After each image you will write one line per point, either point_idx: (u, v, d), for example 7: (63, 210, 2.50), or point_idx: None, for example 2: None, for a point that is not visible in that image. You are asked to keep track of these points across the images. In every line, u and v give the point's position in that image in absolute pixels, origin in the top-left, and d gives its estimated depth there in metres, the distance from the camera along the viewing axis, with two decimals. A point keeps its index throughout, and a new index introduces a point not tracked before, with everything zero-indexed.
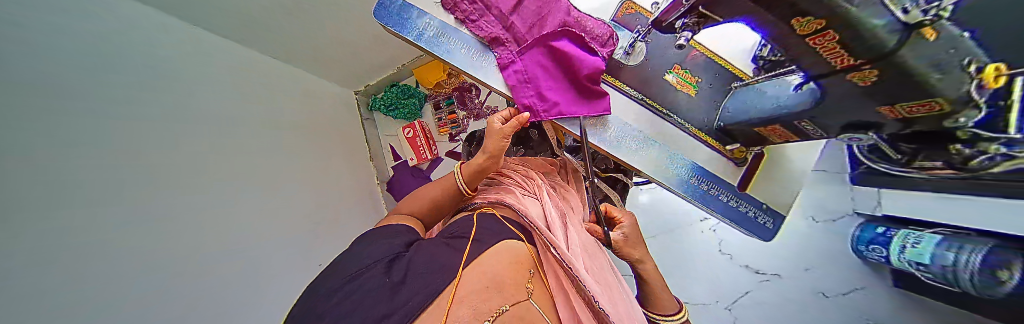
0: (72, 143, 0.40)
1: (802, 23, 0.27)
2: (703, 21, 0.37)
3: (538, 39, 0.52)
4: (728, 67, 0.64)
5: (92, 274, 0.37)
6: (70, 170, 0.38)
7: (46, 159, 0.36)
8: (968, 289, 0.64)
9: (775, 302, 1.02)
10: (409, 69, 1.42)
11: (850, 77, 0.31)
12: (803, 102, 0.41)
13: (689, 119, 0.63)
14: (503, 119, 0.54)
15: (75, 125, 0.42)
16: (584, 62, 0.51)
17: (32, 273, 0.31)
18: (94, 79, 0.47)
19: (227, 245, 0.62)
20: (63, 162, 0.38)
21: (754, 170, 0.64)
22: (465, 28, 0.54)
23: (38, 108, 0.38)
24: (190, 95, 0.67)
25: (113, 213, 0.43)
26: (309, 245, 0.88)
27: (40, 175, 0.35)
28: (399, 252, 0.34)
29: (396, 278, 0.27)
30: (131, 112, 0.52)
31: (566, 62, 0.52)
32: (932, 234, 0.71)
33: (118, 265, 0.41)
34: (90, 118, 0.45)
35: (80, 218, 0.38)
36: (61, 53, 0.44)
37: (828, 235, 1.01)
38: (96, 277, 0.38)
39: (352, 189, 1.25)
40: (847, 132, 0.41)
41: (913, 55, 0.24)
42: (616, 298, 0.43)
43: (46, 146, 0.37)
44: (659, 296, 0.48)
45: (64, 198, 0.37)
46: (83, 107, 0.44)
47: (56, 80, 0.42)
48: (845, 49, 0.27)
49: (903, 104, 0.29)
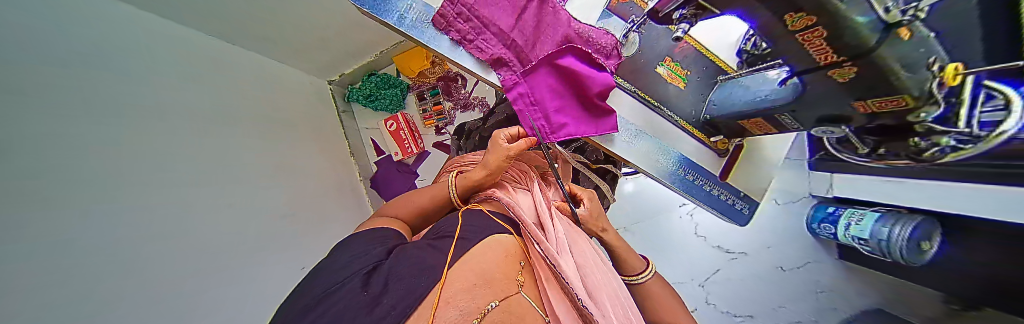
0: (62, 140, 0.36)
1: (793, 19, 0.27)
2: (701, 13, 0.36)
3: (541, 59, 0.49)
4: (715, 60, 0.66)
5: (91, 280, 0.34)
6: (59, 169, 0.34)
7: (38, 156, 0.32)
8: (898, 258, 0.73)
9: (741, 277, 1.14)
10: (389, 57, 1.33)
11: (829, 73, 0.33)
12: (784, 97, 0.43)
13: (678, 112, 0.64)
14: (509, 137, 0.51)
15: (82, 118, 0.40)
16: (590, 84, 0.50)
17: (37, 277, 0.28)
18: (70, 69, 0.42)
19: (213, 247, 0.56)
20: (68, 157, 0.36)
21: (734, 160, 0.69)
22: (464, 49, 0.47)
23: (56, 100, 0.37)
24: (166, 83, 0.61)
25: (101, 216, 0.38)
26: (296, 245, 0.83)
27: (52, 172, 0.33)
28: (377, 262, 0.32)
29: (374, 290, 0.25)
30: (110, 104, 0.46)
31: (571, 81, 0.51)
32: (872, 211, 0.79)
33: (130, 266, 0.39)
34: (78, 112, 0.40)
35: (70, 221, 0.33)
36: (47, 49, 0.38)
37: (788, 217, 1.12)
38: (95, 283, 0.34)
39: (333, 185, 1.17)
40: (822, 125, 0.43)
41: (894, 53, 0.25)
42: (606, 287, 0.40)
43: (58, 139, 0.35)
44: (625, 258, 0.52)
45: (71, 196, 0.35)
46: (84, 100, 0.41)
47: (60, 70, 0.39)
48: (829, 45, 0.28)
49: (874, 99, 0.31)
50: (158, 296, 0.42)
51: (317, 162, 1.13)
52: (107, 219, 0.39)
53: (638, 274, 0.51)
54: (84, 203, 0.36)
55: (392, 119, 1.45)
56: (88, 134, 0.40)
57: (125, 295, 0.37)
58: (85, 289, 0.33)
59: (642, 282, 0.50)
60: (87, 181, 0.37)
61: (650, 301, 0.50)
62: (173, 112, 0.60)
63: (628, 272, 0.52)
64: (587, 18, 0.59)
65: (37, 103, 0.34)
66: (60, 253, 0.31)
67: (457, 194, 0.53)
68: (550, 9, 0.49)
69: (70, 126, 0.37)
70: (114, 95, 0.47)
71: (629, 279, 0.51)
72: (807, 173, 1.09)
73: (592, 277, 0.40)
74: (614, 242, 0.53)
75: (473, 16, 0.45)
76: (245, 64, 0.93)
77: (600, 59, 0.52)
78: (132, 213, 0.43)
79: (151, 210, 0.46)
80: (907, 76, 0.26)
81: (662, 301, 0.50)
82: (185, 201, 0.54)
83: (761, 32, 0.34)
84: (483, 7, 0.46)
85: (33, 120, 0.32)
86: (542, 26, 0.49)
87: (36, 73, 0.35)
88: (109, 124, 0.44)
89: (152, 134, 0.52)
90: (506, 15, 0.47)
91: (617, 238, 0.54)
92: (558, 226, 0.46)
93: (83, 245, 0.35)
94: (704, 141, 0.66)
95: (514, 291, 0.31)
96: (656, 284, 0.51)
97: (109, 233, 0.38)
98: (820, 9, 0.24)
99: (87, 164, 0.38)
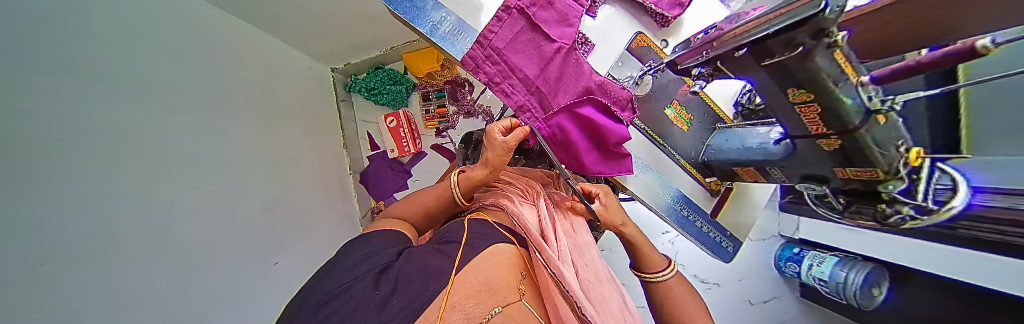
0: (45, 118, 0.33)
1: (795, 93, 0.31)
2: (717, 74, 0.40)
3: (562, 107, 0.52)
4: (717, 110, 0.68)
5: (52, 280, 0.31)
6: (36, 152, 0.31)
7: (18, 134, 0.29)
8: (852, 300, 0.80)
9: (715, 308, 1.18)
10: (399, 53, 1.32)
11: (818, 141, 0.37)
12: (778, 152, 0.47)
13: (679, 151, 0.68)
14: (503, 130, 0.50)
15: (62, 96, 0.36)
16: (608, 134, 0.53)
17: (8, 278, 0.25)
18: (71, 38, 0.40)
19: (187, 241, 0.52)
20: (45, 143, 0.33)
21: (724, 202, 0.73)
22: (490, 91, 0.50)
23: (33, 75, 0.33)
24: (167, 61, 0.59)
25: (71, 204, 0.35)
26: (271, 241, 0.77)
27: (31, 155, 0.30)
28: (387, 262, 0.35)
29: (386, 290, 0.28)
30: (103, 79, 0.43)
31: (589, 128, 0.53)
32: (832, 256, 0.86)
33: (94, 261, 0.36)
34: (69, 85, 0.38)
35: (40, 211, 0.30)
36: (42, 16, 0.36)
37: (761, 254, 1.18)
38: (56, 282, 0.31)
39: (317, 177, 1.11)
40: (803, 182, 0.47)
41: (868, 131, 0.30)
42: (607, 298, 0.42)
43: (40, 118, 0.33)
44: (648, 254, 0.47)
45: (49, 192, 0.32)
46: (67, 71, 0.38)
47: (51, 35, 0.37)
48: (822, 121, 0.32)
49: (852, 168, 0.35)
50: (124, 300, 0.39)
51: (307, 151, 1.08)
52: (81, 213, 0.36)
53: (660, 272, 0.46)
54: (58, 190, 0.33)
55: (393, 115, 1.44)
56: (66, 112, 0.37)
57: (90, 294, 0.35)
58: (55, 299, 0.30)
59: (664, 280, 0.45)
60: (61, 171, 0.34)
61: (670, 303, 0.45)
62: (169, 95, 0.57)
63: (647, 269, 0.46)
64: (603, 61, 0.58)
65: (16, 79, 0.30)
66: (33, 260, 0.29)
67: (460, 190, 0.54)
68: (574, 61, 0.51)
69: (50, 102, 0.34)
70: (100, 73, 0.43)
71: (648, 277, 0.46)
72: (777, 212, 1.18)
73: (592, 290, 0.42)
74: (635, 237, 0.49)
75: (501, 60, 0.49)
76: (246, 44, 0.89)
77: (618, 111, 0.54)
78: (103, 204, 0.39)
79: (125, 197, 0.43)
80: (880, 152, 0.30)
81: (685, 307, 0.43)
82: (166, 186, 0.51)
83: (763, 99, 0.38)
84: (512, 53, 0.49)
85: (21, 99, 0.30)
86: (564, 77, 0.52)
87: (19, 45, 0.32)
88: (92, 104, 0.41)
89: (140, 117, 0.49)
90: (532, 63, 0.50)
91: (638, 233, 0.50)
92: (560, 239, 0.48)
93: (59, 239, 0.32)
94: (700, 180, 0.70)
95: (515, 299, 0.32)
96: (677, 286, 0.46)
97: (85, 232, 0.36)
98: (817, 89, 0.28)
99: (59, 149, 0.35)
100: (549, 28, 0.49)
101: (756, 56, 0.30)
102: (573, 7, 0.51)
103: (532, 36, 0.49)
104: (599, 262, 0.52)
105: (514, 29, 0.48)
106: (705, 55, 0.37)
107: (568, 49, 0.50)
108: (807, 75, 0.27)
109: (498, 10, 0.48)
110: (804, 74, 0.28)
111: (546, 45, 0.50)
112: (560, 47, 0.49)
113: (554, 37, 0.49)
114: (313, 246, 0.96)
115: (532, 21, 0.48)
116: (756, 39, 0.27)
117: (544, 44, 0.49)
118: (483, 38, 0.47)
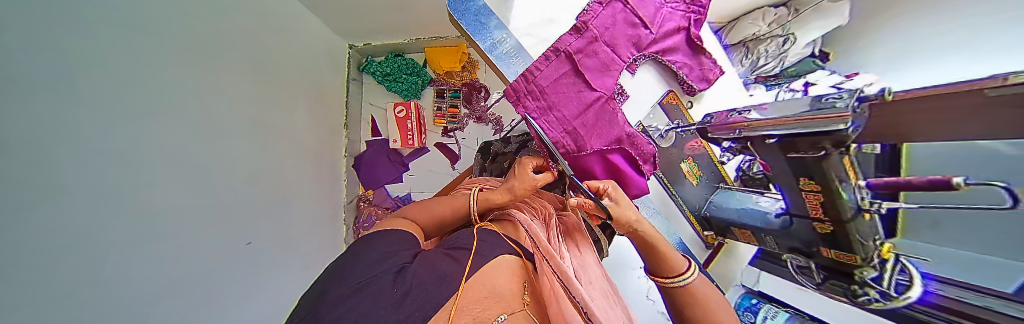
0: (25, 80, 0.29)
1: (805, 183, 0.38)
2: (745, 149, 0.45)
3: (593, 150, 0.55)
4: (722, 170, 0.73)
5: (19, 277, 0.28)
6: (11, 125, 0.27)
7: None
8: None
9: None
10: (421, 46, 1.31)
11: (813, 223, 0.43)
12: (773, 223, 0.54)
13: (685, 201, 0.75)
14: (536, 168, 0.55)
15: (51, 74, 0.32)
16: (629, 184, 0.58)
17: None
18: None
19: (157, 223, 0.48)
20: (24, 129, 0.29)
21: (715, 255, 0.88)
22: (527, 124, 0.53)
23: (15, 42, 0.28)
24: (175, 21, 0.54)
25: (42, 186, 0.31)
26: (250, 220, 0.72)
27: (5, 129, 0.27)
28: (404, 264, 0.35)
29: (401, 289, 0.29)
30: (96, 32, 0.39)
31: (613, 175, 0.58)
32: None
33: (66, 251, 0.33)
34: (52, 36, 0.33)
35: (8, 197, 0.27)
36: None
37: None
38: (24, 278, 0.28)
39: (309, 157, 1.06)
40: (791, 252, 0.53)
41: (861, 226, 0.35)
42: (614, 312, 0.43)
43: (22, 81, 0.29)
44: (666, 254, 0.42)
45: (19, 176, 0.28)
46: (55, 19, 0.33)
47: None
48: (824, 211, 0.38)
49: (836, 251, 0.42)
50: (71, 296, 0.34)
51: (304, 128, 1.04)
52: (55, 197, 0.32)
53: (679, 275, 0.40)
54: (31, 169, 0.30)
55: (403, 105, 1.42)
56: (50, 70, 0.33)
57: (59, 288, 0.32)
58: (40, 306, 0.29)
59: (686, 284, 0.39)
60: (42, 164, 0.31)
61: (699, 310, 0.38)
62: (170, 58, 0.52)
63: (663, 274, 0.41)
64: (636, 109, 0.62)
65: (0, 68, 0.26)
66: (14, 270, 0.27)
67: (475, 208, 0.55)
68: (610, 110, 0.54)
69: (31, 59, 0.30)
70: (97, 31, 0.39)
71: (666, 282, 0.40)
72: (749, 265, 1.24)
73: (599, 303, 0.42)
74: (653, 235, 0.43)
75: (542, 97, 0.52)
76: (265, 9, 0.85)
77: (642, 164, 0.58)
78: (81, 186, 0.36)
79: (105, 174, 0.39)
80: (858, 241, 0.37)
81: (715, 309, 0.38)
82: (146, 161, 0.46)
83: (769, 171, 0.44)
84: (554, 92, 0.52)
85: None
86: (599, 123, 0.55)
87: (6, 18, 0.27)
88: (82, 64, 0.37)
89: (135, 91, 0.45)
90: (571, 105, 0.53)
91: (652, 229, 0.45)
92: (565, 257, 0.49)
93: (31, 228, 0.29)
94: (697, 230, 0.77)
95: (517, 307, 0.33)
96: (704, 288, 0.40)
97: (59, 217, 0.33)
98: (825, 185, 0.34)
99: (41, 136, 0.31)
100: (592, 76, 0.53)
101: (783, 147, 0.36)
102: (616, 60, 0.55)
103: (575, 80, 0.53)
104: (602, 280, 0.52)
105: (560, 71, 0.52)
106: (736, 132, 0.42)
107: (606, 98, 0.54)
108: (823, 177, 0.33)
109: (546, 51, 0.52)
110: (819, 175, 0.34)
111: (587, 91, 0.53)
112: (599, 96, 0.53)
113: (595, 86, 0.53)
114: (296, 230, 0.92)
115: (576, 67, 0.52)
116: (790, 133, 0.33)
117: (584, 91, 0.53)
118: (528, 75, 0.51)
